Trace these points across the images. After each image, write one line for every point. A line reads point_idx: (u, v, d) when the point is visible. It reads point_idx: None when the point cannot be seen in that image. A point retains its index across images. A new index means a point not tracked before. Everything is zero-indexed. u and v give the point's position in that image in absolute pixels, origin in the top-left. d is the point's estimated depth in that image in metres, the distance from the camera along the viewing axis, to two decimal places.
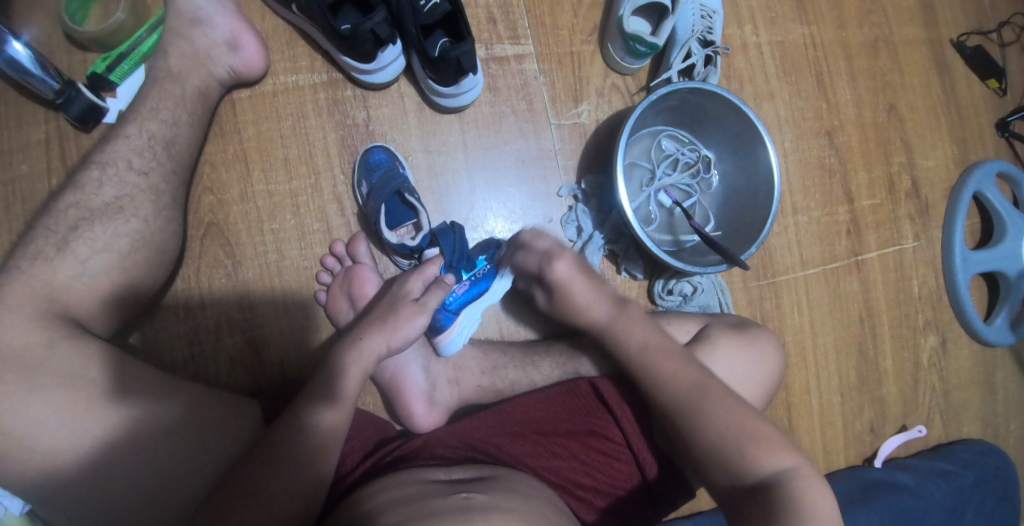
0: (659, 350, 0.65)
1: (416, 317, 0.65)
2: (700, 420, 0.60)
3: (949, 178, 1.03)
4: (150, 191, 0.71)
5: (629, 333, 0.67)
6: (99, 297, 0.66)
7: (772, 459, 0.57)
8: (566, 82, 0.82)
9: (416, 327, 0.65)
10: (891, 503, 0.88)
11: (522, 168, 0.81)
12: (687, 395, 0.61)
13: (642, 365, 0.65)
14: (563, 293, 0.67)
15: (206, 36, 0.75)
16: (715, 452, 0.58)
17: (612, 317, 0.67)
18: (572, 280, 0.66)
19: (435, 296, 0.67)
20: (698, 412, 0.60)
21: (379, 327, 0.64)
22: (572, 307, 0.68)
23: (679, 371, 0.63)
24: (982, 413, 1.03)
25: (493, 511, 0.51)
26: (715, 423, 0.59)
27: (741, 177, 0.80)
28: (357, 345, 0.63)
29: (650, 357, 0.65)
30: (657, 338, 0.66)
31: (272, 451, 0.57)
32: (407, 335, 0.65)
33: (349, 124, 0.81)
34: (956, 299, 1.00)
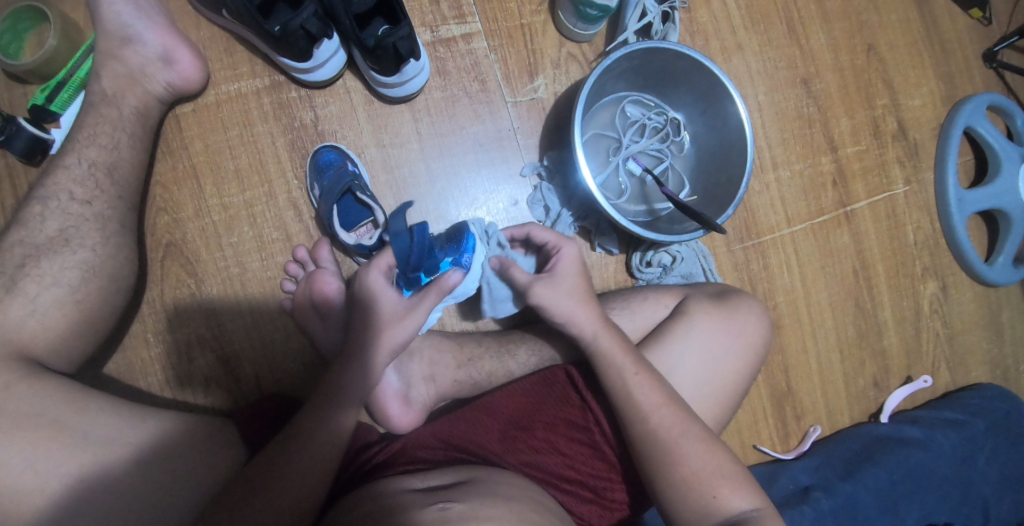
0: (644, 383, 0.60)
1: (405, 320, 0.60)
2: (676, 464, 0.58)
3: (936, 116, 0.99)
4: (96, 219, 0.68)
5: (619, 360, 0.61)
6: (55, 335, 0.63)
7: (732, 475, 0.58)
8: (519, 57, 0.78)
9: (410, 328, 0.60)
10: (900, 459, 0.85)
11: (480, 151, 0.77)
12: (667, 436, 0.59)
13: (622, 397, 0.60)
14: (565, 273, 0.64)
15: (138, 54, 0.72)
16: (677, 489, 0.57)
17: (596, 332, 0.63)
18: (577, 263, 0.65)
19: (428, 296, 0.60)
20: (671, 462, 0.58)
21: (369, 338, 0.60)
22: (569, 298, 0.63)
23: (663, 418, 0.59)
24: (990, 356, 1.00)
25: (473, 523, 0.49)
26: (684, 467, 0.58)
27: (713, 137, 0.76)
28: (357, 360, 0.60)
29: (635, 393, 0.60)
30: (645, 369, 0.61)
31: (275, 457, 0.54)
32: (403, 338, 0.60)
33: (296, 127, 0.77)
34: (954, 241, 0.96)
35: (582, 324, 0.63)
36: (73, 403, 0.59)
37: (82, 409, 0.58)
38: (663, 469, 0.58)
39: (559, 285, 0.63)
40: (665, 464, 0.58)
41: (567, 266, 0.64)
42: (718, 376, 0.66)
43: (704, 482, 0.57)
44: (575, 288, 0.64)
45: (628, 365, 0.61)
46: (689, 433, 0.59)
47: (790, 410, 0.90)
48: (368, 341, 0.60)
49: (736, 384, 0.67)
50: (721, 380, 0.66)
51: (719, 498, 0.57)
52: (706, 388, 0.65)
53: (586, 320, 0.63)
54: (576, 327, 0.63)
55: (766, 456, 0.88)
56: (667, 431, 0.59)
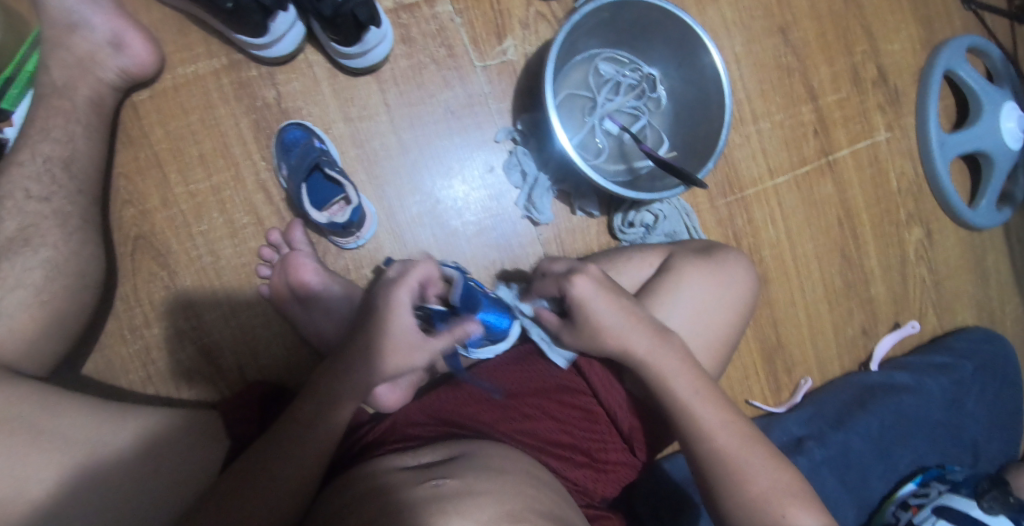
0: (702, 400, 0.59)
1: (414, 353, 0.58)
2: (739, 483, 0.56)
3: (917, 60, 0.97)
4: (57, 215, 0.66)
5: (675, 380, 0.59)
6: (22, 337, 0.61)
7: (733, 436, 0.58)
8: (485, 19, 0.75)
9: (412, 361, 0.59)
10: (891, 405, 0.86)
11: (451, 119, 0.75)
12: (728, 450, 0.57)
13: (682, 416, 0.58)
14: (581, 313, 0.60)
15: (86, 41, 0.69)
16: (751, 509, 0.55)
17: (647, 348, 0.59)
18: (592, 297, 0.59)
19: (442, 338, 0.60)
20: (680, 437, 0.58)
21: (371, 356, 0.57)
22: (598, 331, 0.60)
23: (721, 432, 0.58)
24: (976, 299, 1.00)
25: (467, 498, 0.48)
26: (749, 486, 0.56)
27: (690, 89, 0.74)
28: (346, 373, 0.57)
29: (694, 412, 0.58)
30: (699, 382, 0.60)
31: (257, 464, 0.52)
32: (400, 366, 0.58)
33: (259, 106, 0.74)
34: (938, 186, 0.95)
35: (631, 341, 0.60)
36: (47, 407, 0.56)
37: (56, 412, 0.56)
38: (728, 485, 0.56)
39: (580, 326, 0.61)
40: (726, 479, 0.56)
41: (597, 300, 0.60)
42: (708, 329, 0.65)
43: (772, 499, 0.55)
44: (600, 323, 0.60)
45: (684, 382, 0.59)
46: (746, 447, 0.58)
47: (780, 364, 0.90)
48: (373, 355, 0.57)
49: (727, 337, 0.67)
50: (711, 333, 0.65)
51: (788, 516, 0.54)
52: (696, 342, 0.65)
53: (628, 347, 0.60)
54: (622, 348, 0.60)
55: (759, 410, 0.88)
56: (727, 446, 0.57)
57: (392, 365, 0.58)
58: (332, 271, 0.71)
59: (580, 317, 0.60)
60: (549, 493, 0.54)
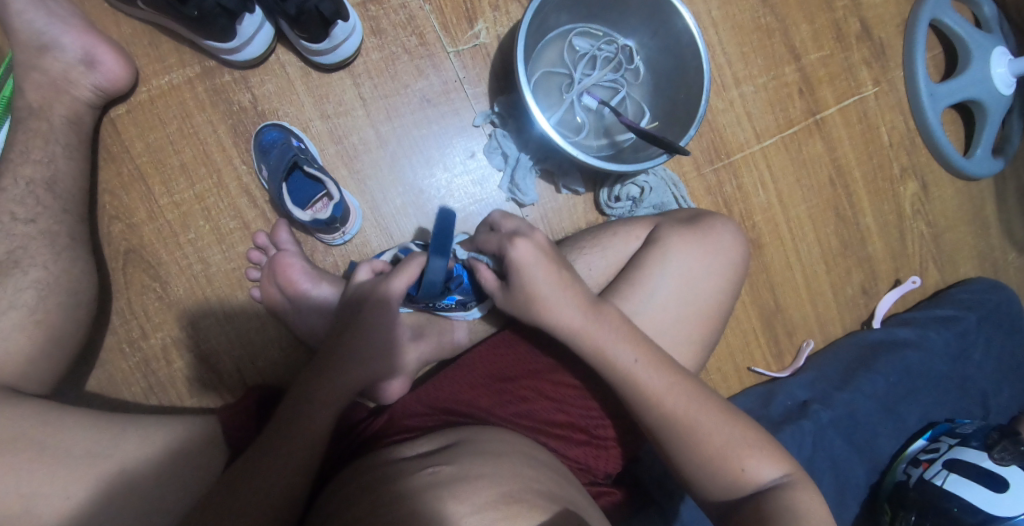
0: (647, 369, 0.57)
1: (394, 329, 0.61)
2: (693, 445, 0.56)
3: (900, 11, 0.95)
4: (44, 235, 0.66)
5: (617, 351, 0.57)
6: (20, 358, 0.61)
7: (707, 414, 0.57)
8: (455, 3, 0.74)
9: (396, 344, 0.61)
10: (896, 361, 0.85)
11: (428, 107, 0.74)
12: (678, 418, 0.56)
13: (627, 390, 0.57)
14: (523, 281, 0.57)
15: (58, 61, 0.69)
16: (703, 470, 0.56)
17: (583, 321, 0.57)
18: (535, 263, 0.56)
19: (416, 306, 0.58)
20: (654, 400, 0.56)
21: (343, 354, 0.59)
22: (533, 299, 0.57)
23: (673, 399, 0.56)
24: (977, 249, 0.99)
25: (463, 483, 0.48)
26: (707, 446, 0.56)
27: (666, 58, 0.73)
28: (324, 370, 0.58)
29: (643, 384, 0.56)
30: (645, 354, 0.57)
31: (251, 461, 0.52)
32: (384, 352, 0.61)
33: (236, 111, 0.74)
34: (930, 138, 0.94)
35: (566, 313, 0.57)
36: (48, 424, 0.57)
37: (58, 428, 0.57)
38: (683, 450, 0.56)
39: (516, 292, 0.58)
40: (683, 443, 0.56)
41: (530, 267, 0.56)
42: (698, 297, 0.64)
43: (732, 454, 0.56)
44: (534, 294, 0.57)
45: (627, 353, 0.57)
46: (700, 410, 0.57)
47: (781, 328, 0.89)
48: (345, 355, 0.59)
49: (719, 303, 0.66)
50: (702, 301, 0.65)
51: (747, 470, 0.56)
52: (689, 311, 0.64)
53: (563, 318, 0.57)
54: (559, 319, 0.57)
55: (763, 377, 0.88)
56: (680, 412, 0.56)
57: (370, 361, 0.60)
58: (321, 270, 0.71)
59: (520, 285, 0.57)
60: (546, 472, 0.54)
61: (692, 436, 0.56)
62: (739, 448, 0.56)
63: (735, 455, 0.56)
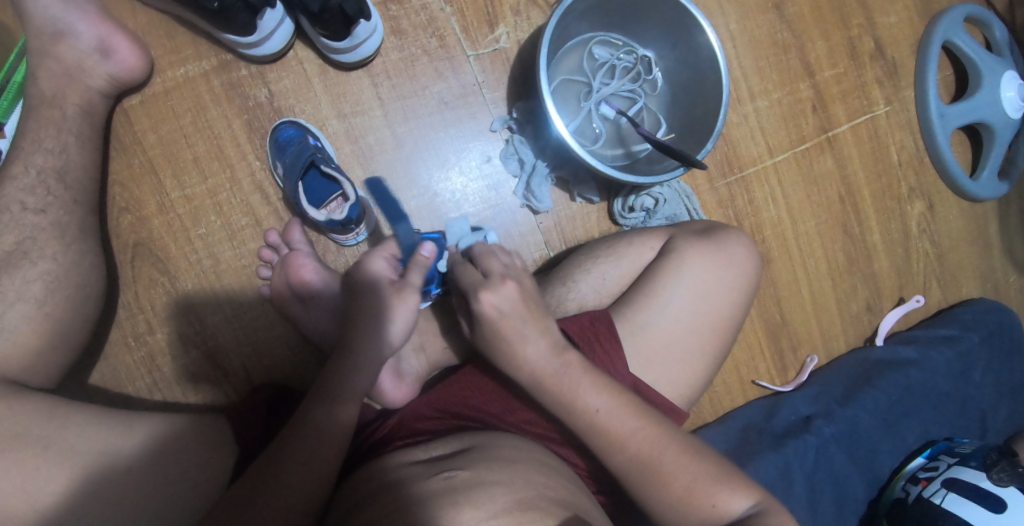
0: (613, 415, 0.55)
1: (408, 298, 0.60)
2: (660, 485, 0.54)
3: (914, 31, 0.96)
4: (54, 227, 0.65)
5: (585, 395, 0.55)
6: (26, 350, 0.60)
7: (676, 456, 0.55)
8: (476, 7, 0.74)
9: (410, 311, 0.60)
10: (898, 379, 0.86)
11: (446, 110, 0.74)
12: (644, 460, 0.55)
13: (594, 435, 0.55)
14: (493, 331, 0.56)
15: (73, 49, 0.68)
16: (673, 509, 0.54)
17: (549, 367, 0.56)
18: (505, 315, 0.55)
19: (416, 273, 0.60)
20: (617, 445, 0.55)
21: (371, 328, 0.59)
22: (499, 345, 0.56)
23: (640, 440, 0.55)
24: (980, 269, 1.00)
25: (479, 489, 0.48)
26: (671, 486, 0.54)
27: (685, 70, 0.73)
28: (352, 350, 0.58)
29: (607, 429, 0.54)
30: (612, 400, 0.55)
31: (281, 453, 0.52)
32: (405, 322, 0.60)
33: (251, 106, 0.74)
34: (939, 159, 0.94)
35: (529, 357, 0.56)
36: (55, 419, 0.56)
37: (65, 423, 0.56)
38: (651, 493, 0.55)
39: (483, 333, 0.57)
40: (650, 483, 0.54)
41: (501, 309, 0.56)
42: (710, 309, 0.65)
43: (699, 495, 0.54)
44: (502, 337, 0.56)
45: (593, 397, 0.55)
46: (668, 448, 0.55)
47: (786, 343, 0.90)
48: (370, 332, 0.59)
49: (730, 316, 0.66)
50: (714, 313, 0.65)
51: (717, 506, 0.54)
52: (701, 323, 0.64)
53: (528, 364, 0.56)
54: (521, 364, 0.56)
55: (766, 391, 0.89)
56: (647, 451, 0.55)
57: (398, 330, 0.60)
58: (332, 271, 0.71)
59: (490, 332, 0.56)
60: (557, 480, 0.54)
61: (659, 479, 0.54)
62: (710, 488, 0.54)
63: (704, 490, 0.54)
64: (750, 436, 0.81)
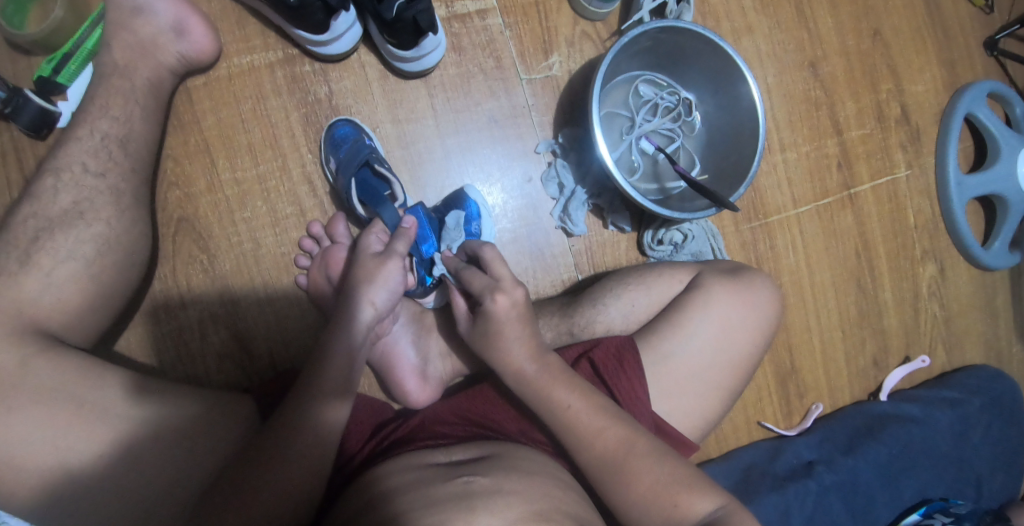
0: (585, 412, 0.57)
1: (389, 263, 0.63)
2: (625, 483, 0.56)
3: (939, 101, 1.00)
4: (110, 192, 0.67)
5: (557, 395, 0.58)
6: (70, 307, 0.62)
7: (644, 466, 0.56)
8: (534, 34, 0.79)
9: (392, 272, 0.63)
10: (900, 435, 0.88)
11: (494, 128, 0.78)
12: (610, 459, 0.56)
13: (563, 430, 0.57)
14: (494, 328, 0.60)
15: (150, 25, 0.71)
16: (635, 509, 0.55)
17: (533, 366, 0.59)
18: (508, 319, 0.59)
19: (400, 242, 0.65)
20: (582, 442, 0.57)
21: (356, 293, 0.62)
22: (496, 341, 0.60)
23: (606, 440, 0.56)
24: (985, 338, 1.02)
25: (495, 496, 0.50)
26: (635, 487, 0.55)
27: (724, 116, 0.77)
28: (339, 325, 0.60)
29: (577, 423, 0.57)
30: (584, 399, 0.58)
31: (268, 446, 0.52)
32: (390, 285, 0.63)
33: (311, 101, 0.77)
34: (953, 225, 0.98)
35: (516, 353, 0.60)
36: (90, 378, 0.57)
37: (100, 384, 0.58)
38: (616, 490, 0.56)
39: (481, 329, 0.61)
40: (613, 483, 0.56)
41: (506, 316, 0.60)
42: (731, 346, 0.67)
43: (665, 493, 0.55)
44: (502, 334, 0.60)
45: (565, 395, 0.58)
46: (636, 451, 0.56)
47: (793, 388, 0.92)
48: (350, 307, 0.61)
49: (748, 356, 0.69)
50: (735, 351, 0.68)
51: (681, 506, 0.54)
52: (721, 359, 0.67)
53: (515, 362, 0.60)
54: (509, 359, 0.60)
55: (770, 432, 0.90)
56: (611, 451, 0.56)
57: (376, 295, 0.62)
58: None
59: (489, 330, 0.60)
60: (572, 494, 0.56)
61: (622, 477, 0.56)
62: (677, 494, 0.55)
63: (668, 496, 0.55)
64: (753, 475, 0.82)
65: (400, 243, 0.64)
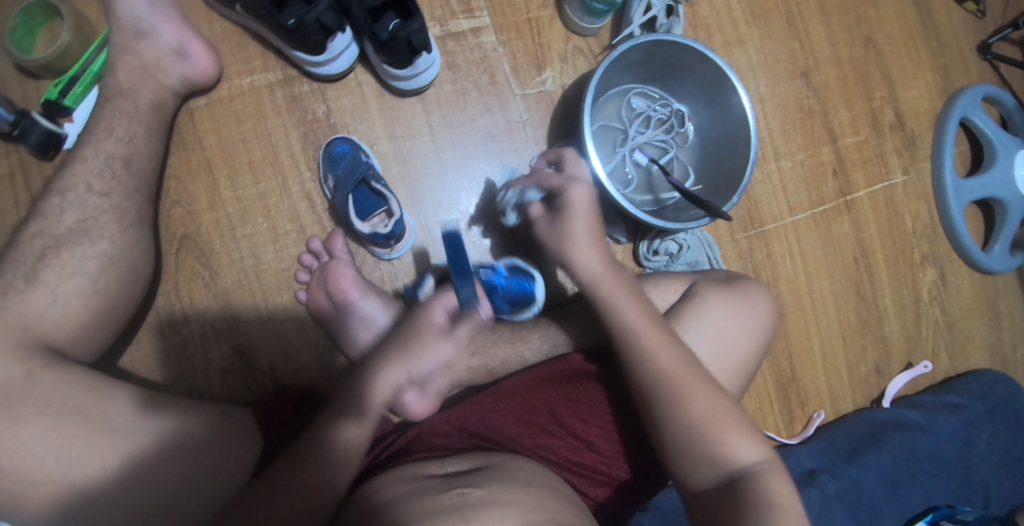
0: (651, 327, 0.60)
1: (439, 347, 0.60)
2: (680, 410, 0.57)
3: (934, 107, 1.00)
4: (114, 210, 0.68)
5: (623, 301, 0.62)
6: (75, 322, 0.63)
7: (697, 400, 0.58)
8: (527, 50, 0.81)
9: (438, 357, 0.60)
10: (903, 442, 0.87)
11: (490, 142, 0.80)
12: (670, 378, 0.58)
13: (626, 339, 0.60)
14: (566, 216, 0.63)
15: (152, 47, 0.73)
16: (683, 437, 0.57)
17: (601, 268, 0.63)
18: (583, 206, 0.62)
19: (464, 324, 0.60)
20: (646, 356, 0.59)
21: (400, 354, 0.60)
22: (569, 237, 0.62)
23: (667, 360, 0.59)
24: (988, 343, 1.02)
25: (490, 508, 0.50)
26: (687, 413, 0.57)
27: (717, 127, 0.78)
28: (375, 373, 0.59)
29: (638, 334, 0.60)
30: (649, 313, 0.61)
31: (278, 484, 0.54)
32: (430, 364, 0.60)
33: (309, 119, 0.79)
34: (952, 230, 0.98)
35: (588, 255, 0.63)
36: (95, 392, 0.58)
37: (105, 397, 0.58)
38: (669, 414, 0.57)
39: (558, 223, 0.63)
40: (668, 405, 0.58)
41: (578, 206, 0.62)
42: (728, 355, 0.68)
43: (713, 427, 0.57)
44: (572, 233, 0.62)
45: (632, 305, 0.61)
46: (693, 379, 0.58)
47: (794, 396, 0.92)
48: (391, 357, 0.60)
49: (746, 365, 0.69)
50: (732, 360, 0.68)
51: (730, 445, 0.56)
52: (717, 368, 0.67)
53: (585, 263, 0.63)
54: (580, 265, 0.63)
55: (772, 440, 0.90)
56: (672, 372, 0.58)
57: (416, 366, 0.60)
58: (367, 282, 0.74)
59: (563, 219, 0.63)
60: (568, 506, 0.56)
61: (675, 398, 0.58)
62: (728, 431, 0.57)
63: (717, 431, 0.56)
64: None
65: (458, 326, 0.59)
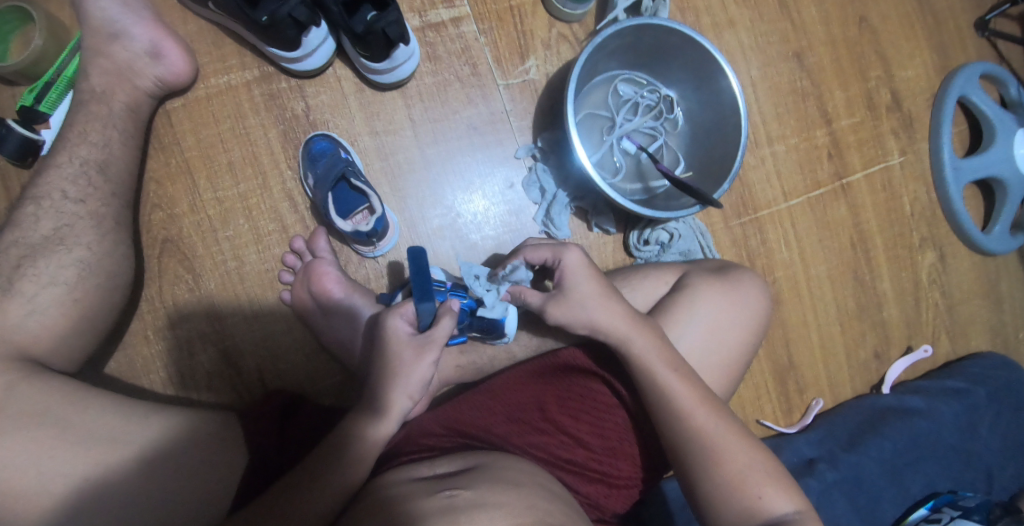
0: (680, 380, 0.60)
1: (421, 357, 0.58)
2: (714, 468, 0.58)
3: (931, 86, 0.98)
4: (91, 217, 0.67)
5: (653, 360, 0.61)
6: (54, 332, 0.61)
7: (730, 458, 0.58)
8: (509, 39, 0.78)
9: (426, 367, 0.58)
10: (904, 428, 0.86)
11: (474, 135, 0.78)
12: (701, 434, 0.59)
13: (661, 396, 0.60)
14: (567, 285, 0.62)
15: (125, 49, 0.71)
16: (715, 489, 0.58)
17: (626, 324, 0.61)
18: (578, 269, 0.62)
19: (441, 326, 0.57)
20: (680, 414, 0.59)
21: (389, 380, 0.58)
22: (575, 305, 0.62)
23: (700, 414, 0.59)
24: (990, 324, 1.00)
25: (480, 510, 0.49)
26: (720, 468, 0.58)
27: (706, 112, 0.76)
28: (376, 406, 0.58)
29: (673, 392, 0.60)
30: (679, 367, 0.61)
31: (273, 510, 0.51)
32: (421, 378, 0.58)
33: (288, 117, 0.77)
34: (951, 211, 0.96)
35: (614, 318, 0.61)
36: (75, 403, 0.57)
37: (86, 407, 0.57)
38: (702, 469, 0.58)
39: (563, 296, 0.62)
40: (704, 461, 0.58)
41: (574, 273, 0.62)
42: (720, 346, 0.66)
43: (748, 482, 0.57)
44: (580, 296, 0.62)
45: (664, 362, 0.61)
46: (725, 436, 0.59)
47: (793, 385, 0.90)
48: (384, 384, 0.58)
49: (739, 356, 0.68)
50: (724, 351, 0.67)
51: (764, 497, 0.57)
52: (708, 360, 0.66)
53: (607, 324, 0.62)
54: (601, 326, 0.62)
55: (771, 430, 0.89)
56: (707, 430, 0.59)
57: (410, 386, 0.58)
58: (351, 281, 0.73)
59: (565, 288, 0.62)
60: (560, 506, 0.55)
61: (707, 455, 0.58)
62: (759, 486, 0.57)
63: (753, 482, 0.57)
64: None
65: (436, 332, 0.57)
